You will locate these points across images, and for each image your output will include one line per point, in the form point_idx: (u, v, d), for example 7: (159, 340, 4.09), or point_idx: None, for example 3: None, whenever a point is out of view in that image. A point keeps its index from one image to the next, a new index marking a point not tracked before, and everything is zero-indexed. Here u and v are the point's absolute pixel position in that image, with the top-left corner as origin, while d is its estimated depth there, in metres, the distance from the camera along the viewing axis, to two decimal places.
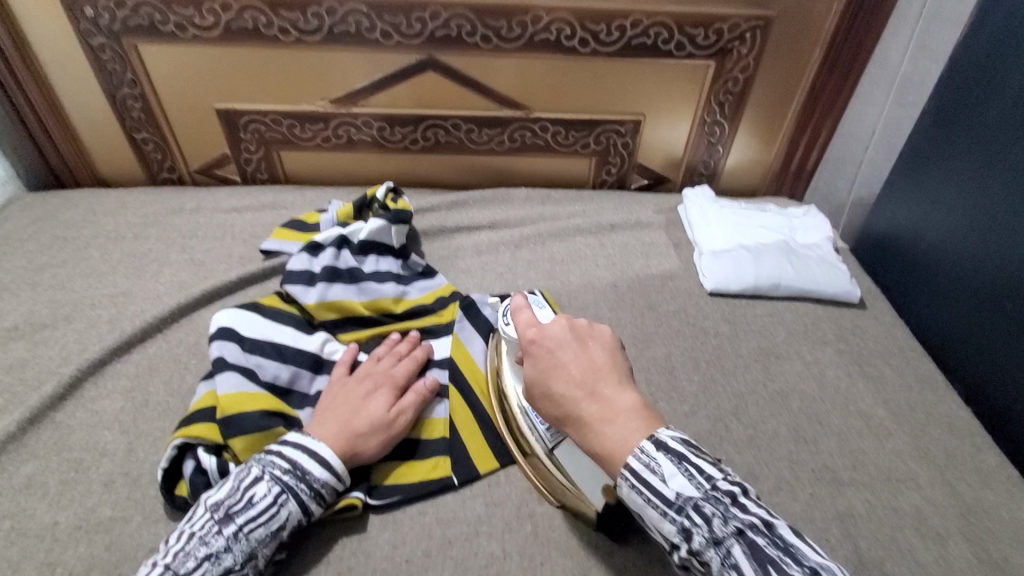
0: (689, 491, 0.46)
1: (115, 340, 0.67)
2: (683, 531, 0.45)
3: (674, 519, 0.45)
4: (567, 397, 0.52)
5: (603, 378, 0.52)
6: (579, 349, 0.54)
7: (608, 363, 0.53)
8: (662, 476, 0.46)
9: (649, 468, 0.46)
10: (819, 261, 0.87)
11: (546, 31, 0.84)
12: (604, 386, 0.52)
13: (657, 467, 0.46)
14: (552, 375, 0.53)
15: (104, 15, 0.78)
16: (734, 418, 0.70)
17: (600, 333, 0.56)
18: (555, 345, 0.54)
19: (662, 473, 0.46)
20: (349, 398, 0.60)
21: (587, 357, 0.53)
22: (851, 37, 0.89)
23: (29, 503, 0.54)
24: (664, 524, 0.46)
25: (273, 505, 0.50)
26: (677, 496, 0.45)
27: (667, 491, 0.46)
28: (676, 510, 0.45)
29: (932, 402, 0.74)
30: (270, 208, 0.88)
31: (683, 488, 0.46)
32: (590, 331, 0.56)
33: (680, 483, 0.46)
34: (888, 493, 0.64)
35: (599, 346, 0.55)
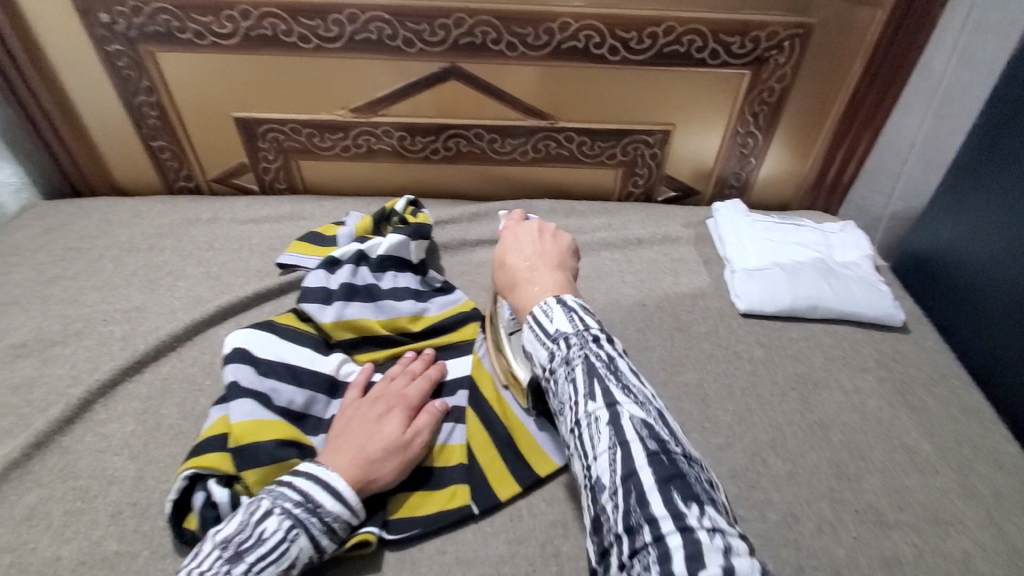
0: (566, 328, 0.51)
1: (126, 359, 0.65)
2: (550, 356, 0.50)
3: (547, 347, 0.51)
4: (512, 265, 0.62)
5: (546, 261, 0.62)
6: (538, 240, 0.65)
7: (554, 254, 0.63)
8: (551, 316, 0.52)
9: (544, 309, 0.54)
10: (859, 281, 0.82)
11: (573, 38, 0.81)
12: (544, 266, 0.61)
13: (550, 311, 0.53)
14: (509, 253, 0.64)
15: (120, 21, 0.76)
16: (771, 452, 0.66)
17: (563, 238, 0.67)
18: (520, 234, 0.66)
19: (551, 316, 0.53)
20: (362, 421, 0.57)
21: (543, 246, 0.65)
22: (896, 46, 0.84)
23: (32, 535, 0.52)
24: (540, 351, 0.51)
25: (284, 540, 0.47)
26: (556, 331, 0.51)
27: (549, 327, 0.52)
28: (550, 338, 0.51)
29: (983, 436, 0.69)
30: (287, 220, 0.86)
31: (563, 326, 0.51)
32: (555, 233, 0.67)
33: (562, 323, 0.51)
34: (937, 537, 0.60)
35: (555, 244, 0.65)
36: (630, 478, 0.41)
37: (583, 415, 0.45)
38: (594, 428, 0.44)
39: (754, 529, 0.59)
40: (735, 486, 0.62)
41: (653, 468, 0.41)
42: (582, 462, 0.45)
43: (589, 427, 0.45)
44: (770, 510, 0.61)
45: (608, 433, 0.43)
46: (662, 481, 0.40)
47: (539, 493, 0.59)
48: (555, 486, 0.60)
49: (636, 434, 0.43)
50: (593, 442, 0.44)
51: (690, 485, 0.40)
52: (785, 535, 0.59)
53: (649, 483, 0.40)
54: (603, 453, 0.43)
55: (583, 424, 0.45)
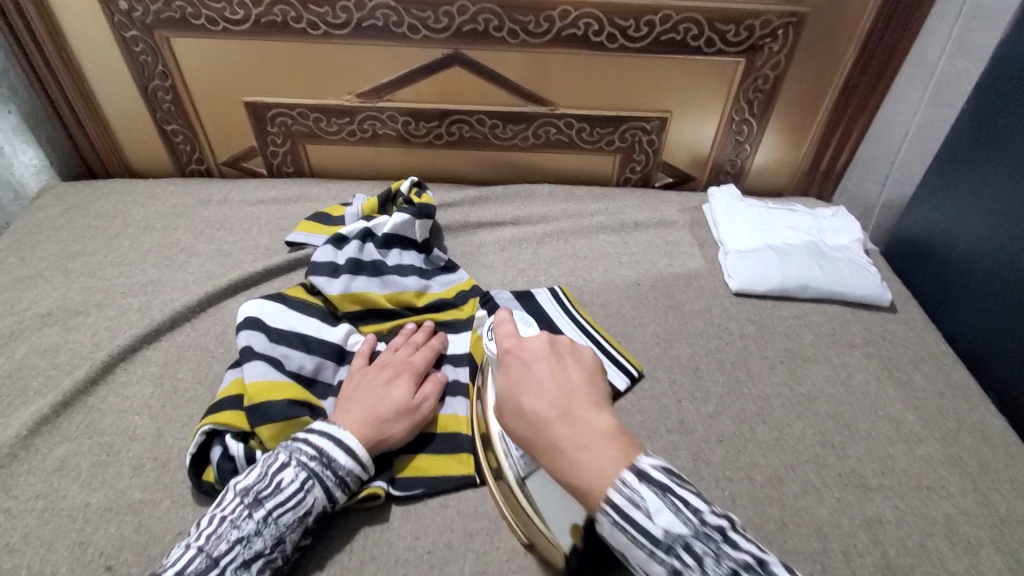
0: (677, 527, 0.41)
1: (145, 327, 0.68)
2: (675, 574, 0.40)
3: (664, 562, 0.41)
4: (536, 410, 0.47)
5: (579, 399, 0.48)
6: (558, 368, 0.51)
7: (585, 386, 0.49)
8: (648, 515, 0.41)
9: (630, 498, 0.41)
10: (849, 262, 0.85)
11: (573, 26, 0.84)
12: (580, 408, 0.47)
13: (639, 501, 0.41)
14: (528, 395, 0.48)
15: (137, 8, 0.79)
16: (760, 420, 0.68)
17: (580, 355, 0.53)
18: (532, 362, 0.51)
19: (647, 508, 0.41)
20: (371, 386, 0.60)
21: (564, 375, 0.50)
22: (887, 35, 0.87)
23: (62, 483, 0.55)
24: (653, 565, 0.41)
25: (300, 490, 0.51)
26: (664, 532, 0.41)
27: (653, 527, 0.41)
28: (662, 545, 0.41)
29: (964, 408, 0.72)
30: (295, 201, 0.89)
31: (671, 523, 0.41)
32: (571, 351, 0.53)
33: (666, 519, 0.41)
34: (917, 499, 0.62)
35: (579, 367, 0.52)
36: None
37: None
38: None
39: (742, 490, 0.62)
40: (725, 451, 0.65)
41: None
42: None
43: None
44: (758, 473, 0.63)
45: None
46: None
47: None
48: None
49: None
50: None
51: None
52: (772, 496, 0.62)
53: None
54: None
55: None
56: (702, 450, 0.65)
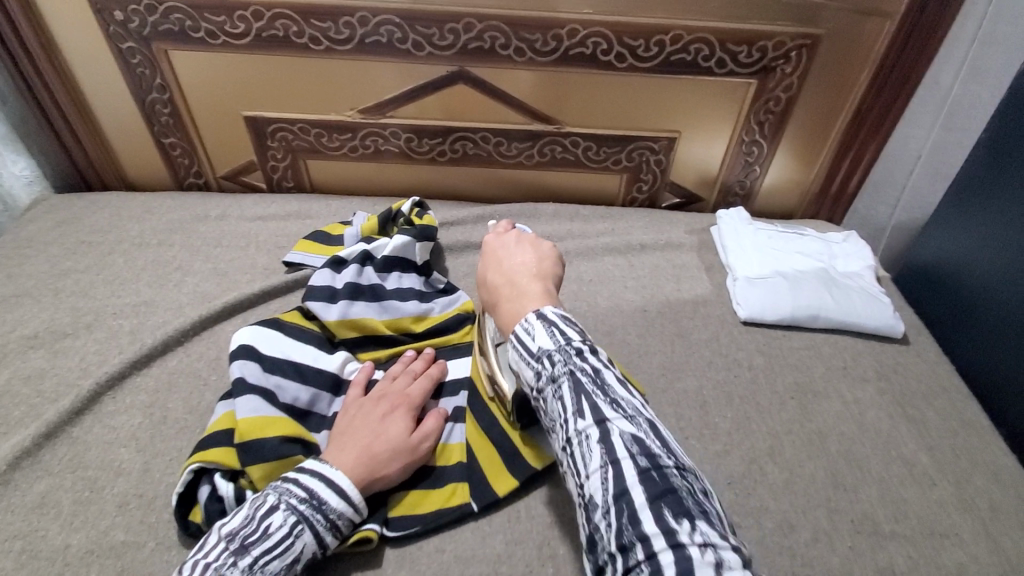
0: (548, 346, 0.47)
1: (135, 353, 0.66)
2: (537, 375, 0.47)
3: (532, 367, 0.47)
4: (491, 279, 0.58)
5: (524, 272, 0.57)
6: (518, 250, 0.60)
7: (534, 265, 0.58)
8: (531, 332, 0.49)
9: (524, 324, 0.50)
10: (861, 291, 0.83)
11: (581, 45, 0.82)
12: (523, 278, 0.57)
13: (531, 329, 0.49)
14: (491, 269, 0.59)
15: (134, 20, 0.78)
16: (768, 459, 0.66)
17: (543, 246, 0.62)
18: (500, 249, 0.60)
19: (533, 333, 0.49)
20: (366, 421, 0.58)
21: (520, 258, 0.59)
22: (903, 58, 0.85)
23: (42, 522, 0.53)
24: (525, 370, 0.48)
25: (289, 536, 0.49)
26: (539, 350, 0.48)
27: (531, 344, 0.48)
28: (533, 357, 0.48)
29: (979, 449, 0.70)
30: (294, 218, 0.87)
31: (545, 343, 0.48)
32: (536, 242, 0.62)
33: (543, 339, 0.48)
34: (930, 548, 0.60)
35: (536, 252, 0.60)
36: (623, 502, 0.39)
37: (572, 433, 0.43)
38: (586, 447, 0.43)
39: (749, 535, 0.60)
40: (731, 493, 0.63)
41: (643, 488, 0.40)
42: (576, 480, 0.43)
43: (580, 447, 0.43)
44: (766, 517, 0.61)
45: (599, 452, 0.42)
46: (652, 500, 0.39)
47: (537, 494, 0.60)
48: (554, 488, 0.60)
49: (628, 454, 0.41)
50: (585, 462, 0.42)
51: (679, 501, 0.39)
52: (780, 541, 0.59)
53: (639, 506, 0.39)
54: (595, 472, 0.42)
55: (573, 443, 0.43)
56: None
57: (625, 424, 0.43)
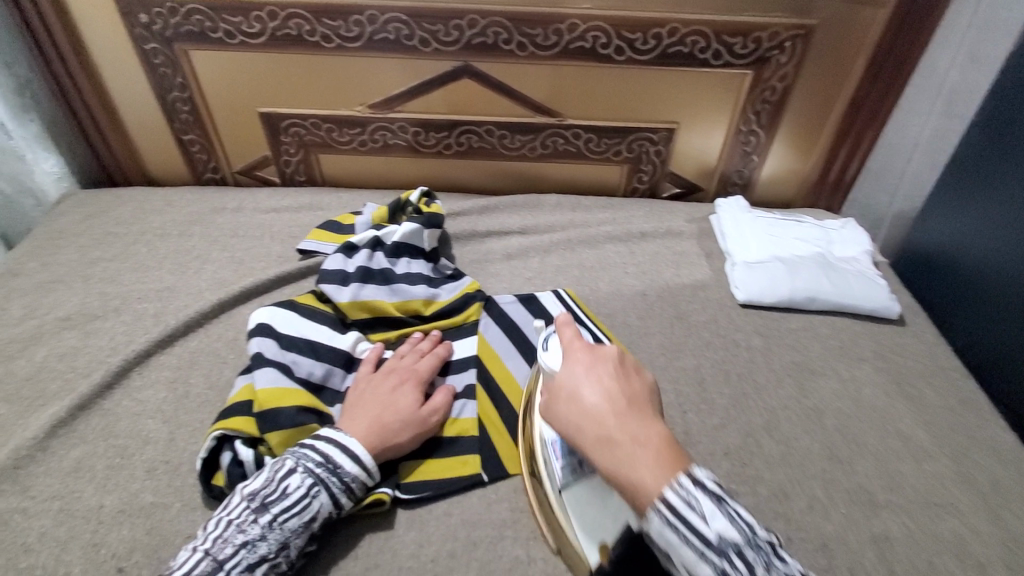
0: (731, 532, 0.39)
1: (160, 332, 0.69)
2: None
3: (709, 561, 0.39)
4: (591, 420, 0.45)
5: (630, 412, 0.45)
6: (613, 380, 0.48)
7: (635, 398, 0.46)
8: (704, 515, 0.39)
9: (683, 497, 0.40)
10: (857, 274, 0.85)
11: (581, 39, 0.85)
12: (631, 416, 0.45)
13: (694, 501, 0.39)
14: (582, 409, 0.46)
15: (157, 22, 0.82)
16: (766, 433, 0.68)
17: (639, 375, 0.49)
18: (590, 378, 0.48)
19: (704, 510, 0.39)
20: (376, 394, 0.61)
21: (625, 389, 0.47)
22: (896, 46, 0.87)
23: (76, 486, 0.56)
24: (699, 566, 0.39)
25: (306, 496, 0.52)
26: (717, 537, 0.39)
27: (706, 529, 0.39)
28: (712, 548, 0.39)
29: (974, 424, 0.71)
30: (307, 210, 0.91)
31: (726, 529, 0.39)
32: (629, 368, 0.49)
33: (722, 524, 0.39)
34: (924, 517, 0.62)
35: (631, 382, 0.48)
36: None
37: None
38: None
39: (747, 504, 0.62)
40: (729, 463, 0.65)
41: None
42: None
43: None
44: (762, 486, 0.63)
45: None
46: None
47: None
48: None
49: None
50: None
51: None
52: (776, 509, 0.62)
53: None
54: None
55: None
56: (706, 462, 0.65)
57: None
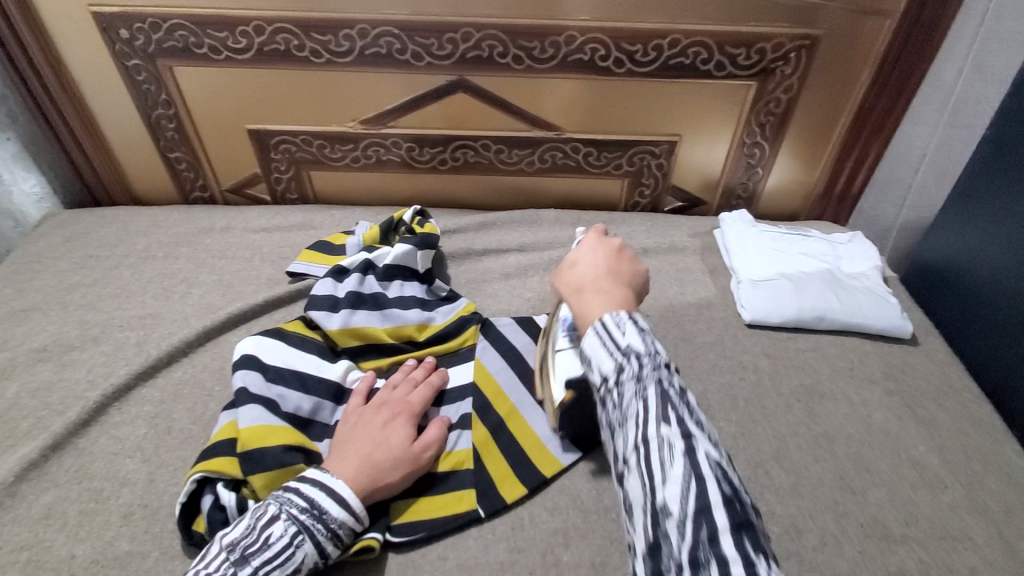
0: (638, 345, 0.46)
1: (141, 364, 0.66)
2: (618, 368, 0.45)
3: (614, 358, 0.46)
4: (573, 277, 0.56)
5: (608, 279, 0.54)
6: (606, 259, 0.57)
7: (617, 272, 0.55)
8: (624, 328, 0.47)
9: (615, 318, 0.48)
10: (867, 292, 0.81)
11: (579, 51, 0.82)
12: (605, 282, 0.54)
13: (622, 324, 0.47)
14: (571, 272, 0.57)
15: (139, 38, 0.79)
16: (776, 464, 0.65)
17: (632, 262, 0.58)
18: (586, 254, 0.58)
19: (624, 327, 0.47)
20: (366, 429, 0.58)
21: (613, 266, 0.56)
22: (905, 55, 0.84)
23: (48, 533, 0.53)
24: (605, 359, 0.46)
25: (289, 546, 0.49)
26: (627, 345, 0.46)
27: (621, 340, 0.46)
28: (619, 350, 0.46)
29: (994, 451, 0.68)
30: (297, 229, 0.88)
31: (636, 342, 0.46)
32: (627, 257, 0.58)
33: (634, 338, 0.46)
34: (945, 554, 0.59)
35: (621, 265, 0.57)
36: (703, 519, 0.38)
37: (651, 436, 0.41)
38: (665, 453, 0.40)
39: None
40: None
41: (725, 514, 0.38)
42: (644, 486, 0.41)
43: (659, 452, 0.41)
44: (772, 522, 0.60)
45: (681, 463, 0.40)
46: (735, 528, 0.38)
47: (542, 500, 0.60)
48: (558, 495, 0.60)
49: (710, 475, 0.39)
50: (661, 471, 0.40)
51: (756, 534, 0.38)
52: (787, 547, 0.59)
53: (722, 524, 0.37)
54: (672, 481, 0.39)
55: (650, 447, 0.41)
56: None
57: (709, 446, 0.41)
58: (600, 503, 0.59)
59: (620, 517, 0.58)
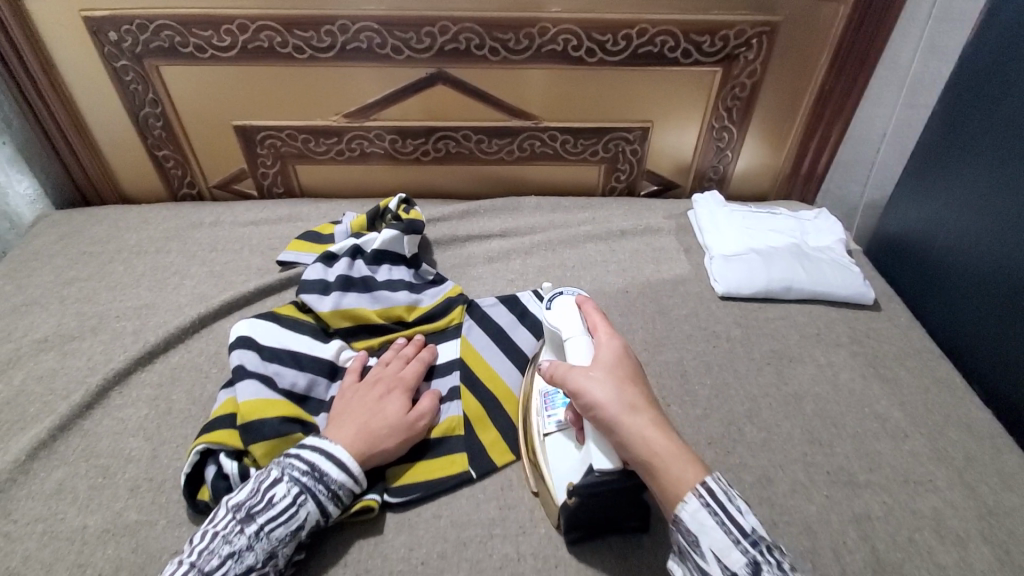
0: (760, 529, 0.47)
1: (139, 350, 0.69)
2: (752, 564, 0.45)
3: (744, 551, 0.46)
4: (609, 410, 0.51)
5: (644, 410, 0.51)
6: (621, 377, 0.54)
7: (638, 388, 0.53)
8: (739, 507, 0.47)
9: (725, 491, 0.48)
10: (831, 263, 0.86)
11: (553, 42, 0.86)
12: (646, 413, 0.51)
13: (733, 497, 0.48)
14: (605, 405, 0.51)
15: (127, 39, 0.82)
16: (748, 421, 0.70)
17: (631, 364, 0.56)
18: (603, 376, 0.53)
19: (737, 505, 0.47)
20: (363, 402, 0.61)
21: (630, 384, 0.53)
22: (859, 40, 0.89)
23: (60, 506, 0.56)
24: (733, 552, 0.46)
25: (292, 505, 0.52)
26: (750, 528, 0.47)
27: (743, 521, 0.47)
28: (747, 537, 0.46)
29: (950, 403, 0.73)
30: (285, 221, 0.90)
31: (756, 524, 0.47)
32: (626, 361, 0.56)
33: (754, 521, 0.47)
34: (905, 495, 0.63)
35: (630, 375, 0.54)
36: None
37: None
38: None
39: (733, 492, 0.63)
40: (713, 452, 0.66)
41: None
42: None
43: None
44: (746, 473, 0.64)
45: None
46: None
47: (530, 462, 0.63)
48: None
49: None
50: None
51: None
52: (760, 495, 0.63)
53: None
54: None
55: None
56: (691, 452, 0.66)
57: None
58: None
59: None
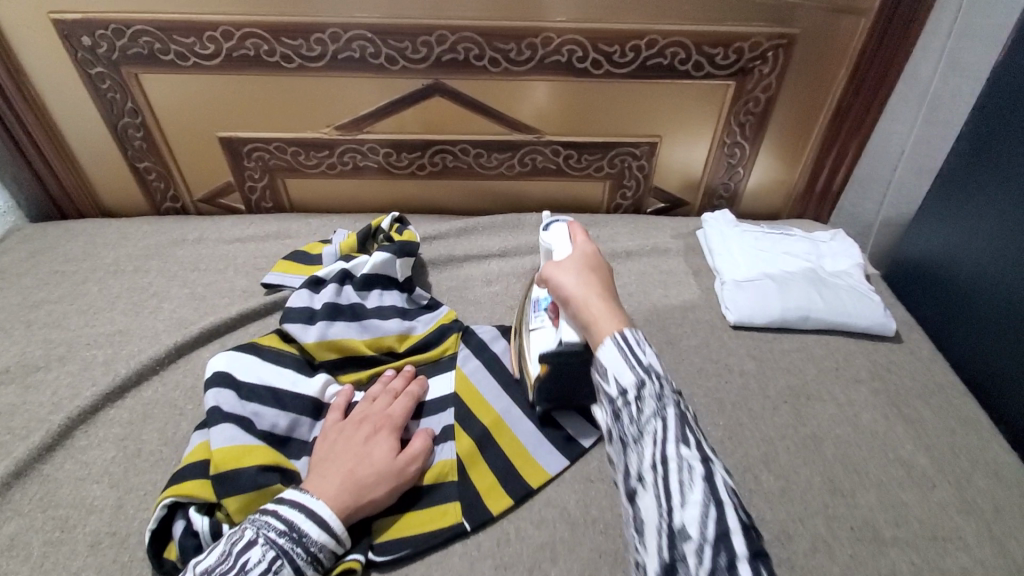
0: (658, 367, 0.48)
1: (109, 384, 0.64)
2: (638, 381, 0.46)
3: (635, 371, 0.47)
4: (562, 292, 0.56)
5: (594, 290, 0.55)
6: (583, 269, 0.58)
7: (598, 277, 0.57)
8: (644, 346, 0.49)
9: (635, 336, 0.49)
10: (850, 290, 0.81)
11: (557, 53, 0.81)
12: (594, 294, 0.55)
13: (642, 343, 0.49)
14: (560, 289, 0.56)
15: (102, 45, 0.77)
16: (763, 467, 0.65)
17: (602, 268, 0.59)
18: (565, 269, 0.58)
19: (643, 345, 0.49)
20: (348, 445, 0.56)
21: (591, 275, 0.57)
22: (881, 54, 0.84)
23: (11, 566, 0.51)
24: (626, 373, 0.47)
25: (267, 572, 0.47)
26: (649, 364, 0.47)
27: (642, 355, 0.48)
28: (641, 366, 0.47)
29: (978, 447, 0.68)
30: (273, 239, 0.85)
31: (655, 362, 0.48)
32: (595, 262, 0.59)
33: (653, 358, 0.48)
34: (935, 554, 0.59)
35: (593, 271, 0.58)
36: (724, 544, 0.39)
37: (674, 459, 0.43)
38: (687, 478, 0.42)
39: None
40: None
41: (746, 543, 0.40)
42: (660, 511, 0.41)
43: (679, 476, 0.42)
44: (763, 527, 0.60)
45: (703, 488, 0.41)
46: (753, 558, 0.39)
47: (528, 513, 0.58)
48: (545, 506, 0.59)
49: (727, 497, 0.42)
50: (681, 496, 0.41)
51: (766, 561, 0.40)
52: (778, 552, 0.58)
53: (745, 552, 0.39)
54: (693, 505, 0.41)
55: (671, 470, 0.42)
56: None
57: (723, 472, 0.43)
58: (588, 513, 0.58)
59: (608, 528, 0.57)
